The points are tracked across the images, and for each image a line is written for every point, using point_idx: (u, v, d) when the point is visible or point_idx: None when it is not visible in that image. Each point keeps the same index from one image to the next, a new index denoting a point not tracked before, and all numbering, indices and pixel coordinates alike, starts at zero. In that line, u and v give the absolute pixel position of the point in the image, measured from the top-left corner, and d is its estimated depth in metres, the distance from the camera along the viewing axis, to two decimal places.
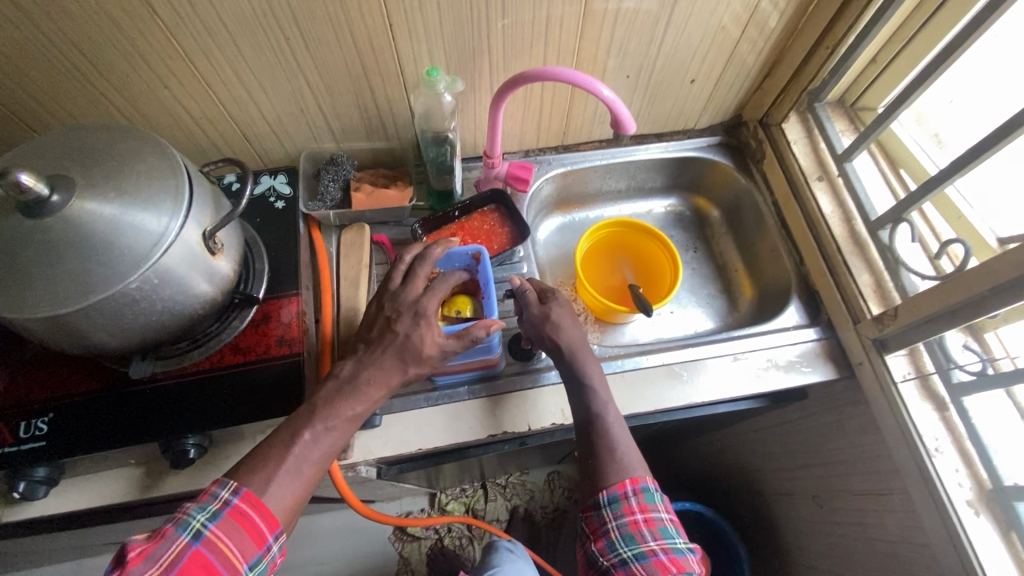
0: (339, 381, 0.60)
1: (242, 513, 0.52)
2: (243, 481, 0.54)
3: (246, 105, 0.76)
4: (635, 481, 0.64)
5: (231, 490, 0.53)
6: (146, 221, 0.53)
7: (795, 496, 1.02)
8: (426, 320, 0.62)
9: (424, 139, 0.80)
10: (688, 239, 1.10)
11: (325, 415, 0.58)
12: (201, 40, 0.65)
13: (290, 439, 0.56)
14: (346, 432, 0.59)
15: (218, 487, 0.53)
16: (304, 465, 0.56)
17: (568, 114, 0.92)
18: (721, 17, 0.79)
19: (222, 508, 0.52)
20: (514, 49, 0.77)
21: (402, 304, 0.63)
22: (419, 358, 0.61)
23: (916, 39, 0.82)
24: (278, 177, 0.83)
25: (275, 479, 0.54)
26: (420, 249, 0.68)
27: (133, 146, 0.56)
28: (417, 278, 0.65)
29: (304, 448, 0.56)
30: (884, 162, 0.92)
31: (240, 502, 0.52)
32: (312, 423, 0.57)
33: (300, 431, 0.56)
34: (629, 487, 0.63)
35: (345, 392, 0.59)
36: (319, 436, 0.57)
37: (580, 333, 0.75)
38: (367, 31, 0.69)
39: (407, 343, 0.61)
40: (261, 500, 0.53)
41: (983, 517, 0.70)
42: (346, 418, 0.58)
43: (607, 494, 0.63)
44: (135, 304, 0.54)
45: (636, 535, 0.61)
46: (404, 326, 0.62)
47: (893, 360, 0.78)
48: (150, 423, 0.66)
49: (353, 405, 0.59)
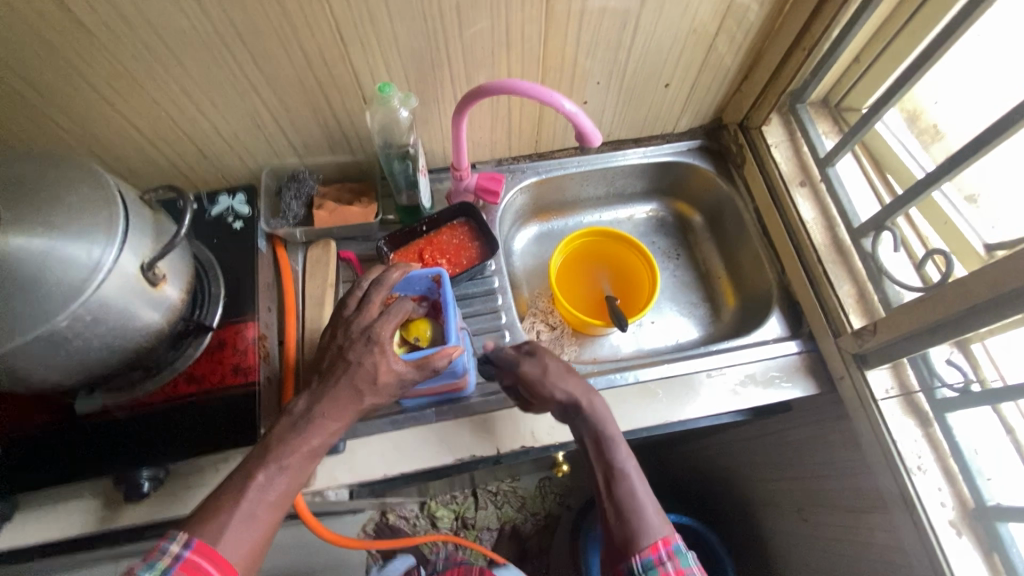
0: (292, 418, 0.57)
1: (195, 566, 0.48)
2: (194, 532, 0.50)
3: (200, 122, 0.74)
4: (668, 541, 0.58)
5: (181, 542, 0.49)
6: (77, 253, 0.50)
7: (782, 509, 0.99)
8: (380, 346, 0.58)
9: (386, 154, 0.79)
10: (670, 247, 1.06)
11: (279, 453, 0.54)
12: (143, 58, 0.63)
13: (244, 481, 0.52)
14: (304, 468, 0.55)
15: (167, 542, 0.49)
16: (259, 508, 0.52)
17: (539, 122, 0.89)
18: (692, 19, 0.75)
19: (173, 563, 0.48)
20: (475, 58, 0.74)
21: (355, 331, 0.59)
22: (375, 385, 0.57)
23: (899, 37, 0.78)
24: (236, 197, 0.82)
25: (230, 527, 0.50)
26: (377, 274, 0.65)
27: (66, 175, 0.54)
28: (371, 302, 0.61)
29: (259, 490, 0.52)
30: (870, 166, 0.87)
31: (193, 553, 0.48)
32: (267, 463, 0.53)
33: (253, 472, 0.53)
34: (662, 550, 0.57)
35: (300, 427, 0.55)
36: (274, 476, 0.53)
37: (583, 381, 0.67)
38: (317, 44, 0.66)
39: (361, 371, 0.57)
40: (215, 551, 0.49)
41: (965, 539, 0.67)
42: (303, 453, 0.55)
43: (641, 560, 0.57)
44: (69, 341, 0.52)
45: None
46: (356, 353, 0.58)
47: (874, 375, 0.75)
48: (104, 456, 0.65)
49: (309, 439, 0.55)
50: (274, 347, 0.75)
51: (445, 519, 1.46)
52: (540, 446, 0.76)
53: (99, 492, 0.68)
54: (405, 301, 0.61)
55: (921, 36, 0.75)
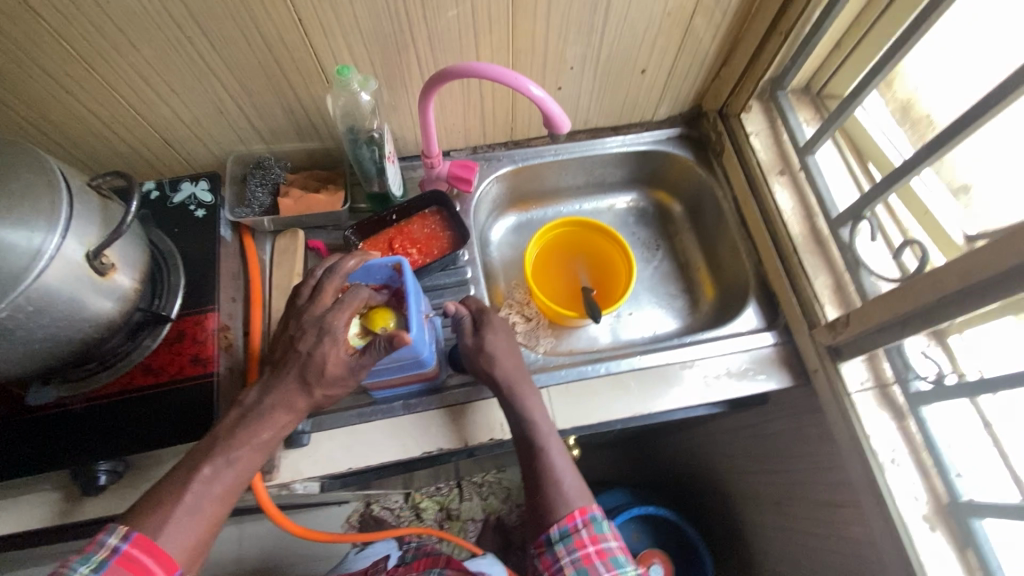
0: (243, 409, 0.56)
1: (132, 559, 0.47)
2: (134, 525, 0.49)
3: (159, 107, 0.72)
4: (584, 511, 0.63)
5: (120, 535, 0.48)
6: (15, 240, 0.49)
7: (759, 501, 0.98)
8: (331, 337, 0.56)
9: (352, 140, 0.76)
10: (651, 237, 1.04)
11: (227, 446, 0.53)
12: (93, 40, 0.61)
13: (189, 474, 0.51)
14: (253, 461, 0.54)
15: (105, 535, 0.48)
16: (204, 502, 0.51)
17: (513, 108, 0.87)
18: (666, 1, 0.73)
19: (109, 556, 0.46)
20: (442, 41, 0.72)
21: (306, 322, 0.57)
22: (326, 377, 0.56)
23: (878, 22, 0.76)
24: (199, 183, 0.79)
25: (172, 520, 0.49)
26: (334, 261, 0.62)
27: (7, 161, 0.52)
28: (325, 292, 0.59)
29: (204, 483, 0.51)
30: (850, 155, 0.85)
31: (131, 547, 0.47)
32: (213, 456, 0.53)
33: (199, 464, 0.52)
34: (578, 519, 0.63)
35: (249, 419, 0.55)
36: (220, 470, 0.52)
37: (516, 365, 0.71)
38: (275, 26, 0.64)
39: (311, 363, 0.56)
40: (154, 543, 0.48)
41: (938, 533, 0.66)
42: (252, 446, 0.54)
43: (559, 529, 0.62)
44: (11, 332, 0.51)
45: (590, 568, 0.60)
46: (307, 345, 0.56)
47: (849, 368, 0.74)
48: (56, 449, 0.63)
49: (259, 432, 0.55)
50: (240, 337, 0.74)
51: (430, 511, 1.46)
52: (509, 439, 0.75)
53: (58, 484, 0.67)
54: (360, 292, 0.58)
55: (900, 20, 0.73)
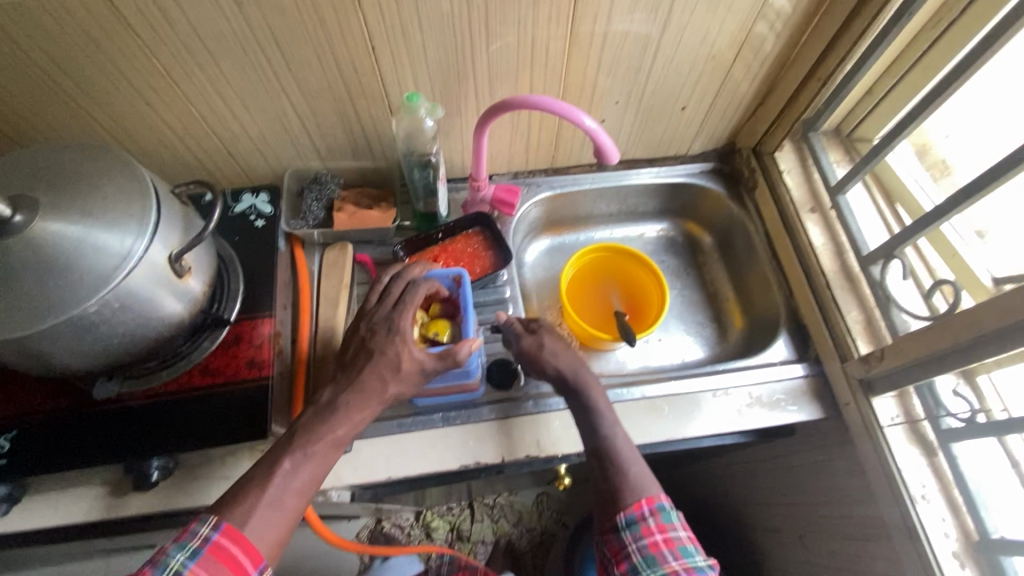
0: (318, 407, 0.59)
1: (223, 549, 0.49)
2: (223, 514, 0.51)
3: (229, 121, 0.76)
4: (652, 499, 0.62)
5: (211, 525, 0.50)
6: (109, 241, 0.52)
7: (782, 534, 0.98)
8: (401, 334, 0.61)
9: (408, 161, 0.81)
10: (679, 266, 1.07)
11: (305, 441, 0.56)
12: (181, 58, 0.66)
13: (269, 470, 0.54)
14: (329, 457, 0.56)
15: (198, 524, 0.51)
16: (281, 492, 0.53)
17: (557, 138, 0.91)
18: (711, 44, 0.78)
19: (202, 544, 0.49)
20: (500, 73, 0.76)
21: (377, 322, 0.63)
22: (398, 373, 0.60)
23: (911, 73, 0.80)
24: (260, 196, 0.85)
25: (257, 512, 0.51)
26: (399, 270, 0.69)
27: (104, 167, 0.56)
28: (391, 296, 0.65)
29: (285, 477, 0.53)
30: (879, 196, 0.88)
31: (221, 536, 0.50)
32: (293, 450, 0.55)
33: (280, 459, 0.54)
34: (645, 507, 0.61)
35: (325, 415, 0.57)
36: (299, 464, 0.54)
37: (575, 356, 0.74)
38: (349, 52, 0.69)
39: (383, 359, 0.60)
40: (241, 534, 0.50)
41: (968, 570, 0.67)
42: (327, 442, 0.56)
43: (625, 516, 0.61)
44: (95, 326, 0.54)
45: (658, 555, 0.59)
46: (379, 342, 0.61)
47: (880, 402, 0.75)
48: (111, 445, 0.65)
49: (335, 427, 0.57)
50: (288, 344, 0.76)
51: (440, 530, 1.45)
52: (545, 458, 0.76)
53: (107, 480, 0.68)
54: (433, 281, 0.68)
55: (935, 71, 0.77)
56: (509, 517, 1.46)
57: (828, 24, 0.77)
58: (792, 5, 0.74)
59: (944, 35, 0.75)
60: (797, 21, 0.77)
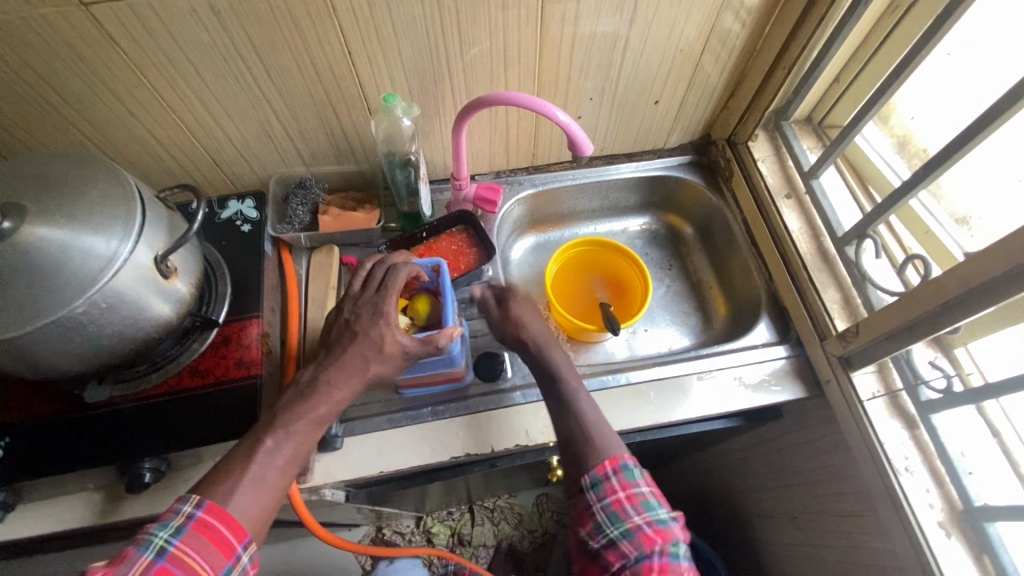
0: (300, 388, 0.60)
1: (208, 525, 0.50)
2: (206, 494, 0.52)
3: (213, 129, 0.78)
4: (614, 459, 0.62)
5: (193, 504, 0.51)
6: (96, 244, 0.54)
7: (776, 519, 0.99)
8: (385, 319, 0.63)
9: (389, 162, 0.83)
10: (663, 258, 1.09)
11: (287, 420, 0.57)
12: (164, 69, 0.68)
13: (252, 447, 0.55)
14: (310, 435, 0.58)
15: (180, 504, 0.52)
16: (268, 472, 0.54)
17: (535, 136, 0.94)
18: (679, 38, 0.80)
19: (186, 522, 0.50)
20: (476, 75, 0.79)
21: (360, 306, 0.64)
22: (381, 354, 0.62)
23: (874, 59, 0.83)
24: (246, 201, 0.85)
25: (240, 489, 0.53)
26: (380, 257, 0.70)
27: (89, 174, 0.58)
28: (373, 281, 0.66)
29: (267, 454, 0.55)
30: (853, 181, 0.91)
31: (205, 514, 0.51)
32: (274, 429, 0.56)
33: (261, 438, 0.56)
34: (609, 467, 0.61)
35: (306, 396, 0.59)
36: (281, 442, 0.56)
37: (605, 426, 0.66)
38: (327, 58, 0.71)
39: (367, 341, 0.62)
40: (227, 511, 0.51)
41: (954, 539, 0.68)
42: (308, 420, 0.58)
43: (588, 477, 0.61)
44: (83, 327, 0.55)
45: (621, 513, 0.58)
46: (362, 325, 0.62)
47: (859, 377, 0.77)
48: (103, 447, 0.66)
49: (315, 406, 0.58)
50: (277, 346, 0.78)
51: (441, 535, 1.45)
52: (533, 447, 0.78)
53: (101, 484, 0.69)
54: (413, 264, 0.69)
55: (895, 55, 0.80)
56: (509, 518, 1.46)
57: (789, 14, 0.79)
58: None
59: (902, 22, 0.78)
60: (761, 11, 0.79)
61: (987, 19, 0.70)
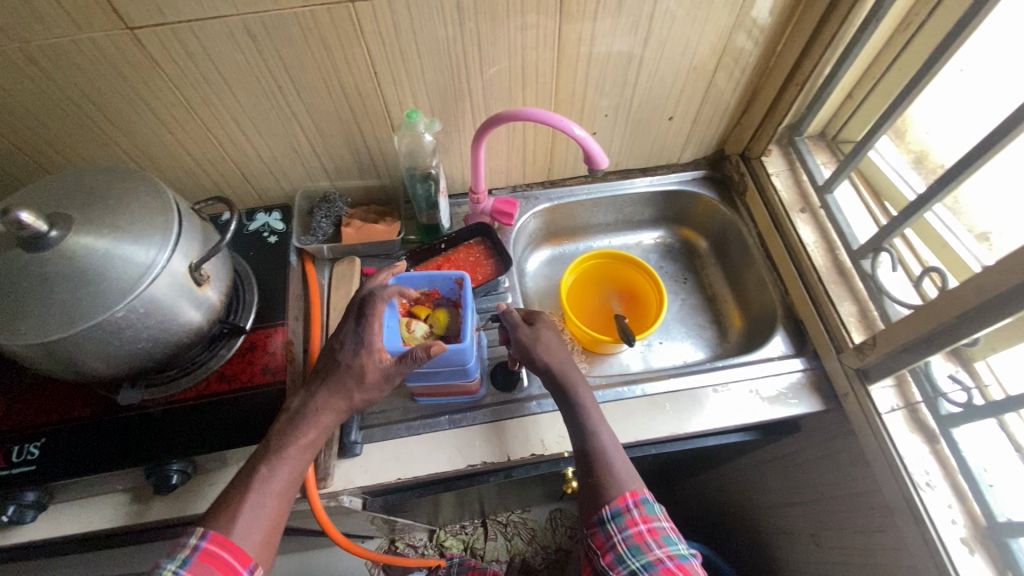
0: (291, 413, 0.64)
1: (214, 554, 0.54)
2: (210, 526, 0.56)
3: (244, 146, 0.82)
4: (635, 492, 0.63)
5: (198, 535, 0.55)
6: (135, 253, 0.57)
7: (795, 537, 0.98)
8: (367, 347, 0.65)
9: (411, 176, 0.86)
10: (678, 271, 1.10)
11: (278, 447, 0.61)
12: (201, 89, 0.71)
13: (249, 474, 0.59)
14: (303, 459, 0.62)
15: (186, 537, 0.55)
16: (266, 497, 0.58)
17: (551, 152, 0.96)
18: (693, 56, 0.82)
19: (192, 552, 0.53)
20: (495, 93, 0.82)
21: (344, 335, 0.66)
22: (365, 382, 0.64)
23: (887, 75, 0.84)
24: (272, 214, 0.89)
25: (241, 517, 0.56)
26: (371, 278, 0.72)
27: (130, 187, 0.61)
28: (360, 306, 0.68)
29: (263, 481, 0.59)
30: (867, 194, 0.92)
31: (209, 543, 0.54)
32: (267, 457, 0.60)
33: (257, 465, 0.60)
34: (630, 500, 0.63)
35: (296, 423, 0.62)
36: (276, 467, 0.60)
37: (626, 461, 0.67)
38: (354, 78, 0.74)
39: (350, 371, 0.64)
40: (229, 539, 0.55)
41: (978, 556, 0.67)
42: (298, 448, 0.61)
43: (610, 510, 0.62)
44: (121, 332, 0.58)
45: (643, 545, 0.60)
46: (346, 354, 0.65)
47: (877, 391, 0.76)
48: (133, 450, 0.68)
49: (306, 432, 0.62)
50: (300, 354, 0.80)
51: (454, 549, 1.44)
52: (549, 457, 0.78)
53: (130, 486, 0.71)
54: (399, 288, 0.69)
55: (907, 72, 0.82)
56: (523, 534, 1.45)
57: (800, 32, 0.81)
58: (766, 16, 0.78)
59: (914, 38, 0.79)
60: (773, 29, 0.81)
61: (998, 35, 0.71)
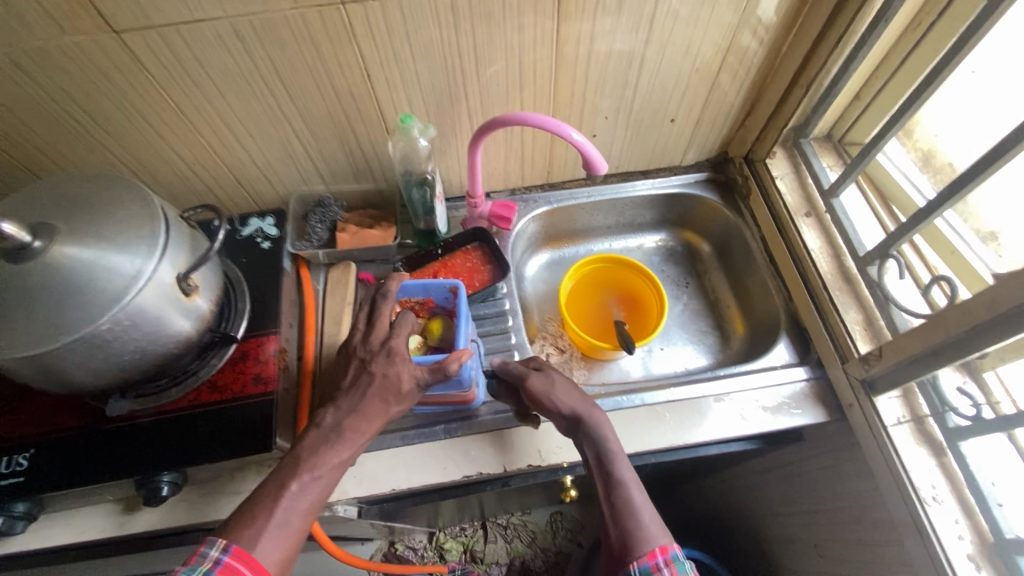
0: (323, 430, 0.60)
1: (234, 571, 0.51)
2: (231, 538, 0.53)
3: (236, 150, 0.80)
4: (635, 517, 0.61)
5: (220, 548, 0.52)
6: (121, 262, 0.55)
7: (797, 546, 0.96)
8: (401, 356, 0.63)
9: (406, 180, 0.84)
10: (680, 276, 1.08)
11: (312, 465, 0.58)
12: (190, 92, 0.70)
13: (277, 491, 0.56)
14: (334, 479, 0.59)
15: (207, 548, 0.52)
16: (292, 516, 0.55)
17: (550, 154, 0.94)
18: (695, 57, 0.80)
19: (213, 566, 0.51)
20: (492, 95, 0.80)
21: (374, 345, 0.64)
22: (400, 395, 0.63)
23: (895, 76, 0.82)
24: (266, 219, 0.87)
25: (265, 534, 0.53)
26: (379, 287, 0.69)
27: (117, 194, 0.59)
28: (383, 318, 0.66)
29: (292, 499, 0.56)
30: (875, 198, 0.90)
31: (231, 559, 0.51)
32: (299, 473, 0.57)
33: (286, 482, 0.56)
34: (630, 525, 0.60)
35: (330, 440, 0.59)
36: (306, 486, 0.57)
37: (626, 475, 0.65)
38: (348, 81, 0.73)
39: (386, 382, 0.62)
40: (251, 556, 0.52)
41: (986, 574, 0.65)
42: (332, 466, 0.58)
43: (609, 535, 0.60)
44: (107, 344, 0.56)
45: None
46: (379, 365, 0.63)
47: (884, 403, 0.74)
48: (123, 461, 0.67)
49: (341, 452, 0.59)
50: (294, 361, 0.80)
51: (454, 552, 1.43)
52: (546, 467, 0.77)
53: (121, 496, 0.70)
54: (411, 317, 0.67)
55: (916, 74, 0.79)
56: (523, 537, 1.44)
57: (806, 32, 0.79)
58: (772, 15, 0.76)
59: (924, 38, 0.76)
60: (778, 30, 0.79)
61: (1012, 35, 0.69)
